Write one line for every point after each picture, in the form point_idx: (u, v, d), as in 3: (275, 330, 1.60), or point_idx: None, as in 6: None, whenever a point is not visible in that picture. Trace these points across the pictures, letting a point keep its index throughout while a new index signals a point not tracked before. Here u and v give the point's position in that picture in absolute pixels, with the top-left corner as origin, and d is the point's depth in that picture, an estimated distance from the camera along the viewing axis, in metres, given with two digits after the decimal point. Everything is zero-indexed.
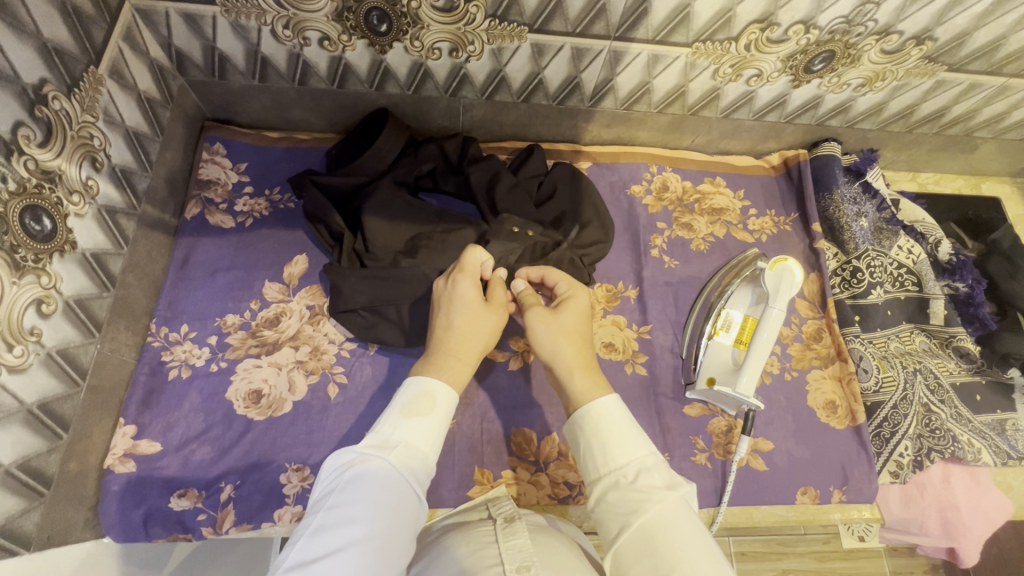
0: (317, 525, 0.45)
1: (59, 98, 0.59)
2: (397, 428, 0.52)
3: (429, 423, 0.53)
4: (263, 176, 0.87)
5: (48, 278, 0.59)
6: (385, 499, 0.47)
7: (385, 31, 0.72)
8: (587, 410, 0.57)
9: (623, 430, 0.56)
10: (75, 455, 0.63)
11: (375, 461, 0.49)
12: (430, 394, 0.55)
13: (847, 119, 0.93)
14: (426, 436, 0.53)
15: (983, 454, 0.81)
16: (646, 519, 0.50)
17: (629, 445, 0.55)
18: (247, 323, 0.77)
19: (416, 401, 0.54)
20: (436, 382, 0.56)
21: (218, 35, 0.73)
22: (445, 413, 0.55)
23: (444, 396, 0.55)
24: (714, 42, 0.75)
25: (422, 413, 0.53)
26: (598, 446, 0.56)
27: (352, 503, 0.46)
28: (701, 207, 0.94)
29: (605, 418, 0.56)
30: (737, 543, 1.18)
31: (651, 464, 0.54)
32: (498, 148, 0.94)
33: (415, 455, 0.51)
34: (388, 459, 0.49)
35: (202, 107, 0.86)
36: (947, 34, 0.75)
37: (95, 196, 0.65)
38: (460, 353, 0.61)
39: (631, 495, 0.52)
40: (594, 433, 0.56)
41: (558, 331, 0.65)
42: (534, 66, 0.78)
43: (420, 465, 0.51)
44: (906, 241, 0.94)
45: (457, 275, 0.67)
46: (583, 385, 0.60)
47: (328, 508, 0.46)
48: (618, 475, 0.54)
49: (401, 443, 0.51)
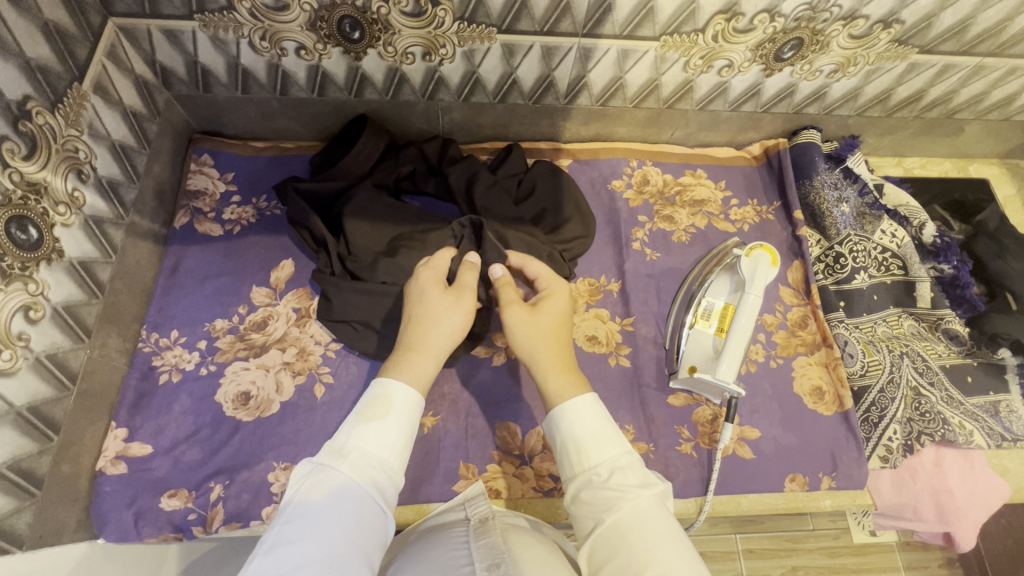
0: (273, 542, 0.46)
1: (43, 114, 0.61)
2: (353, 435, 0.52)
3: (386, 427, 0.53)
4: (250, 185, 0.89)
5: (35, 285, 0.61)
6: (342, 507, 0.48)
7: (358, 38, 0.75)
8: (562, 409, 0.57)
9: (599, 432, 0.55)
10: (67, 457, 0.65)
11: (331, 473, 0.50)
12: (386, 396, 0.54)
13: (824, 106, 0.93)
14: (383, 441, 0.53)
15: (975, 436, 0.79)
16: (620, 517, 0.50)
17: (602, 446, 0.54)
18: (235, 327, 0.79)
19: (371, 405, 0.54)
20: (392, 383, 0.56)
21: (198, 49, 0.76)
22: (404, 416, 0.54)
23: (401, 396, 0.55)
24: (681, 34, 0.76)
25: (377, 417, 0.53)
26: (573, 447, 0.55)
27: (310, 517, 0.47)
28: (682, 199, 0.95)
29: (580, 421, 0.56)
30: (744, 541, 1.16)
31: (624, 463, 0.54)
32: (478, 149, 0.96)
33: (374, 462, 0.52)
34: (343, 468, 0.50)
35: (190, 120, 0.89)
36: (913, 16, 0.75)
37: (81, 207, 0.68)
38: (424, 346, 0.60)
39: (605, 493, 0.52)
40: (569, 433, 0.56)
41: (537, 333, 0.63)
42: (506, 66, 0.80)
43: (379, 470, 0.51)
44: (890, 225, 0.93)
45: (420, 269, 0.67)
46: (558, 387, 0.59)
47: (284, 524, 0.47)
48: (591, 474, 0.53)
49: (356, 450, 0.51)
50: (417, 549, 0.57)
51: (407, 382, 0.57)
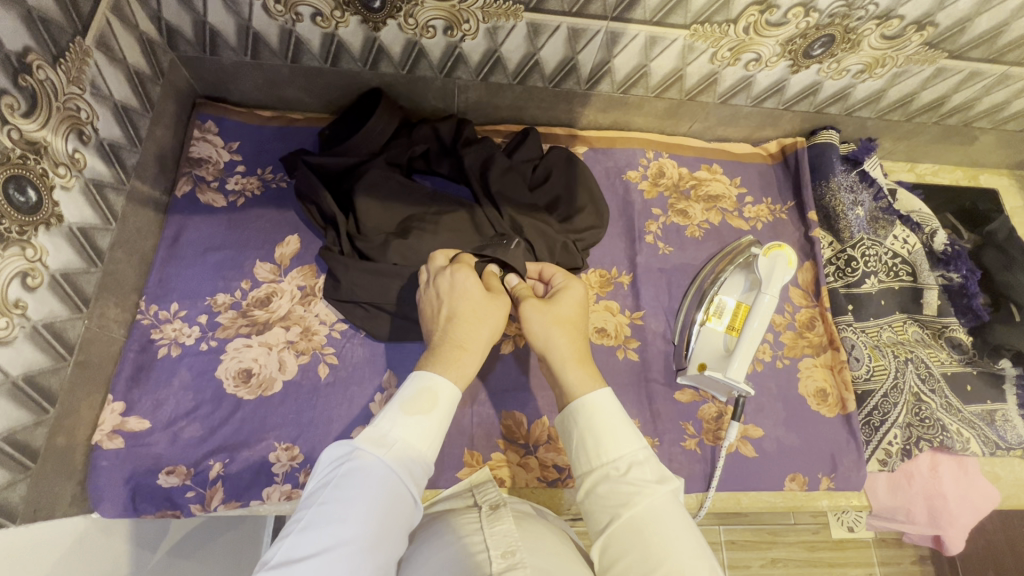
0: (307, 520, 0.43)
1: (43, 68, 0.58)
2: (396, 425, 0.48)
3: (430, 423, 0.50)
4: (255, 156, 0.86)
5: (33, 250, 0.58)
6: (379, 497, 0.44)
7: (378, 7, 0.71)
8: (581, 404, 0.54)
9: (616, 426, 0.53)
10: (62, 429, 0.63)
11: (370, 460, 0.46)
12: (432, 392, 0.51)
13: (845, 106, 0.92)
14: (425, 437, 0.49)
15: (971, 444, 0.81)
16: (636, 513, 0.48)
17: (620, 440, 0.52)
18: (238, 302, 0.77)
19: (417, 397, 0.50)
20: (439, 377, 0.52)
21: (208, 8, 0.72)
22: (446, 413, 0.51)
23: (446, 393, 0.51)
24: (712, 24, 0.74)
25: (422, 410, 0.49)
26: (590, 441, 0.53)
27: (346, 500, 0.44)
28: (696, 194, 0.94)
29: (598, 413, 0.54)
30: (727, 532, 1.18)
31: (643, 458, 0.52)
32: (493, 131, 0.93)
33: (413, 455, 0.48)
34: (385, 458, 0.46)
35: (194, 84, 0.85)
36: (948, 19, 0.74)
37: (82, 169, 0.65)
38: (468, 343, 0.57)
39: (621, 488, 0.50)
40: (587, 427, 0.53)
41: (553, 320, 0.61)
42: (530, 47, 0.78)
43: (417, 465, 0.48)
44: (902, 231, 0.93)
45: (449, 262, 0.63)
46: (578, 377, 0.57)
47: (320, 503, 0.44)
48: (609, 468, 0.51)
49: (397, 442, 0.47)
50: (427, 535, 0.55)
51: (449, 378, 0.53)
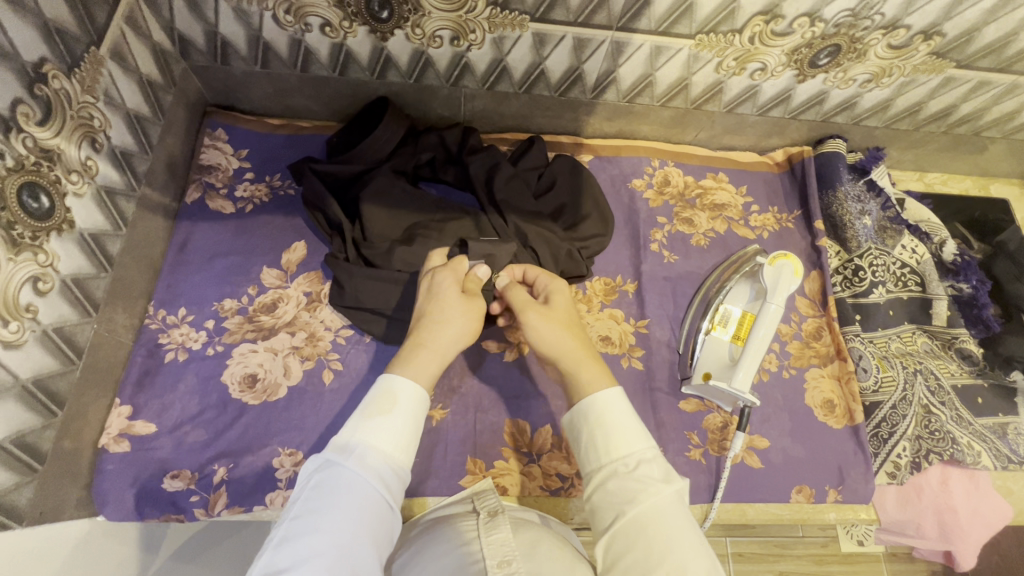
0: (282, 535, 0.43)
1: (59, 77, 0.59)
2: (358, 430, 0.49)
3: (394, 422, 0.50)
4: (263, 163, 0.87)
5: (44, 256, 0.59)
6: (350, 503, 0.44)
7: (386, 18, 0.72)
8: (590, 401, 0.54)
9: (628, 424, 0.52)
10: (69, 432, 0.64)
11: (337, 469, 0.46)
12: (390, 393, 0.51)
13: (852, 116, 0.92)
14: (390, 438, 0.49)
15: (983, 457, 0.79)
16: (643, 510, 0.48)
17: (631, 437, 0.52)
18: (244, 308, 0.77)
19: (375, 400, 0.50)
20: (396, 377, 0.52)
21: (220, 19, 0.74)
22: (409, 410, 0.51)
23: (406, 391, 0.51)
24: (717, 33, 0.74)
25: (384, 412, 0.50)
26: (600, 437, 0.52)
27: (318, 510, 0.44)
28: (702, 203, 0.93)
29: (609, 410, 0.53)
30: (735, 544, 1.17)
31: (651, 456, 0.51)
32: (499, 139, 0.93)
33: (381, 457, 0.48)
34: (350, 464, 0.46)
35: (204, 92, 0.87)
36: (954, 29, 0.74)
37: (94, 176, 0.66)
38: (432, 341, 0.57)
39: (629, 485, 0.49)
40: (598, 421, 0.53)
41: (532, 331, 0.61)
42: (536, 56, 0.78)
43: (388, 466, 0.48)
44: (910, 241, 0.92)
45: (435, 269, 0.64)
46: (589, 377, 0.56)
47: (292, 517, 0.44)
48: (618, 465, 0.51)
49: (362, 446, 0.48)
50: (425, 542, 0.54)
51: (412, 377, 0.53)
